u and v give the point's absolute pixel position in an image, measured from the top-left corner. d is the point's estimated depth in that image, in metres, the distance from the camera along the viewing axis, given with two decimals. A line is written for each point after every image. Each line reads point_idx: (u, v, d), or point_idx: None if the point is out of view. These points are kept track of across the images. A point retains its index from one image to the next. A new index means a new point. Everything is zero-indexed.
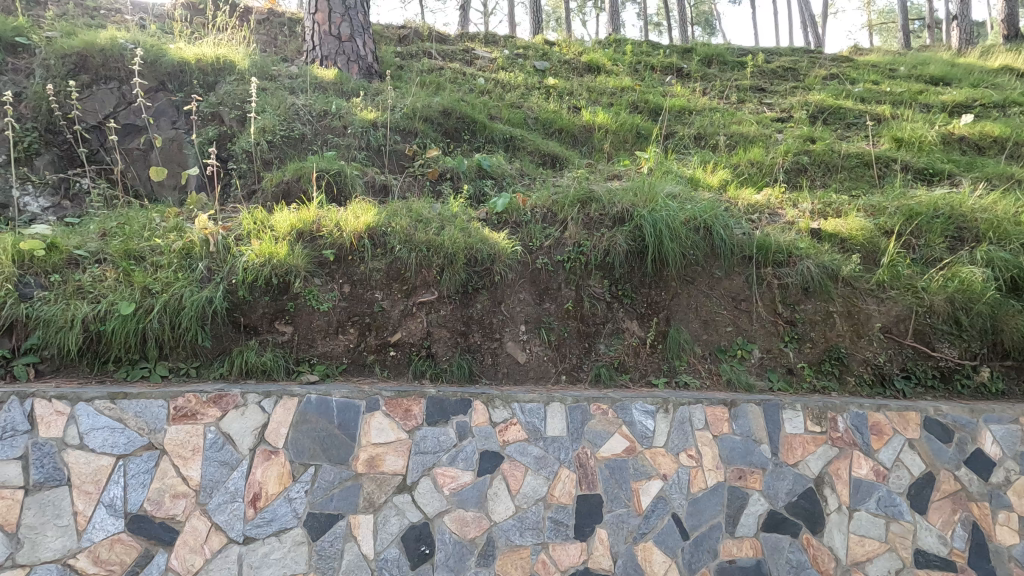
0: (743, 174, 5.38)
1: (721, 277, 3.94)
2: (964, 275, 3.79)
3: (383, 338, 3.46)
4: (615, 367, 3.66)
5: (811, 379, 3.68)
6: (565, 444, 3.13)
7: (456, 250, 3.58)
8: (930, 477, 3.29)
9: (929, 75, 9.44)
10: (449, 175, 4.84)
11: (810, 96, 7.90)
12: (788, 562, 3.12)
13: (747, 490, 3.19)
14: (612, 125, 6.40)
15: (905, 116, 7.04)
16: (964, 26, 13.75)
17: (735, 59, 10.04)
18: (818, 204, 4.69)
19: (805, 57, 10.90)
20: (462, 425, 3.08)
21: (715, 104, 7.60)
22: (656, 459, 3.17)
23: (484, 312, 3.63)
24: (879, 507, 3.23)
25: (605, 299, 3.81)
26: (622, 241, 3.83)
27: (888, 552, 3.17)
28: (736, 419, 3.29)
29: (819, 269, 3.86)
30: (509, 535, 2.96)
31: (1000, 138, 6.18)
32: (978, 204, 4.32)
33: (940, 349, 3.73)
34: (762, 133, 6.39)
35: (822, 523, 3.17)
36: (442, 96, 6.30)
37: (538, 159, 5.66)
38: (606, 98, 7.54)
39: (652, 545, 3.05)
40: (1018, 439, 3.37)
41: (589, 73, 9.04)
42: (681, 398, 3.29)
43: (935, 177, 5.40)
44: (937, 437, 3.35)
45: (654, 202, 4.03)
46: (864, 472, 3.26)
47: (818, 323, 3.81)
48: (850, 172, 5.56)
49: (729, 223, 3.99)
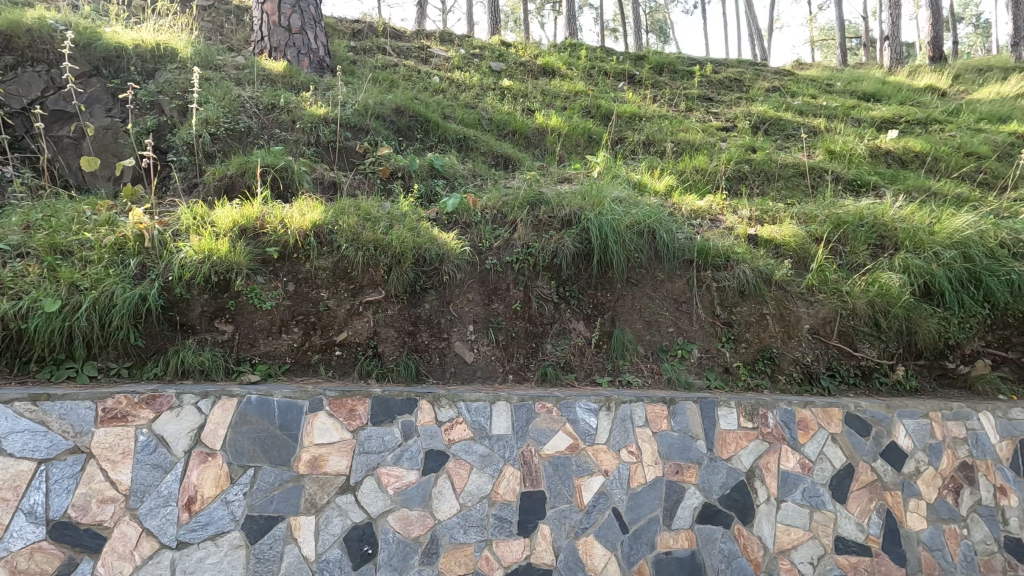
0: (688, 181, 5.59)
1: (664, 280, 4.09)
2: (884, 280, 4.06)
3: (328, 338, 3.43)
4: (561, 367, 3.74)
5: (746, 378, 3.87)
6: (510, 443, 3.18)
7: (404, 249, 3.57)
8: (850, 468, 3.52)
9: (862, 91, 10.03)
10: (401, 173, 4.81)
11: (753, 107, 8.28)
12: (721, 552, 3.27)
13: (684, 484, 3.33)
14: (565, 129, 6.53)
15: (838, 129, 7.47)
16: (895, 47, 14.68)
17: (684, 68, 10.39)
18: (756, 211, 4.94)
19: (751, 69, 11.39)
20: (407, 425, 3.09)
21: (664, 111, 7.86)
22: (597, 456, 3.27)
23: (432, 312, 3.65)
24: (804, 497, 3.43)
25: (552, 300, 3.89)
26: (569, 243, 3.93)
27: (811, 540, 3.37)
28: (675, 416, 3.43)
29: (754, 273, 4.06)
30: (453, 533, 2.98)
31: (921, 153, 6.65)
32: (898, 214, 4.64)
33: (862, 349, 4.00)
34: (707, 141, 6.66)
35: (752, 514, 3.35)
36: (395, 93, 6.26)
37: (491, 160, 5.69)
38: (560, 102, 7.67)
39: (592, 539, 3.13)
40: (927, 432, 3.66)
41: (544, 75, 9.17)
42: (623, 396, 3.40)
43: (862, 188, 5.76)
44: (857, 431, 3.59)
45: (601, 206, 4.15)
46: (791, 464, 3.46)
47: (752, 324, 4.01)
48: (787, 180, 5.87)
49: (671, 228, 4.14)
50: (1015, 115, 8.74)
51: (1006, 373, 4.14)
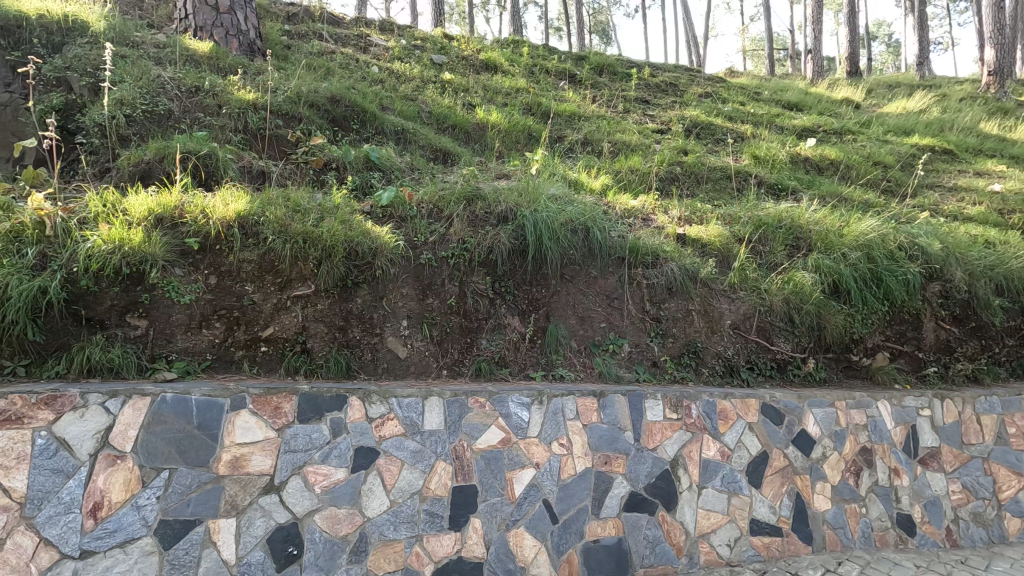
0: (623, 180, 5.76)
1: (597, 276, 4.20)
2: (798, 278, 4.36)
3: (253, 333, 3.30)
4: (495, 362, 3.76)
5: (672, 371, 4.02)
6: (442, 438, 3.18)
7: (335, 242, 3.48)
8: (765, 455, 3.75)
9: (786, 100, 10.64)
10: (335, 165, 4.69)
11: (686, 111, 8.63)
12: (646, 538, 3.40)
13: (612, 474, 3.44)
14: (504, 125, 6.56)
15: (762, 136, 7.90)
16: (817, 59, 15.64)
17: (623, 70, 10.66)
18: (685, 211, 5.16)
19: (686, 74, 11.84)
20: (337, 422, 3.02)
21: (603, 112, 8.05)
22: (529, 449, 3.32)
23: (364, 307, 3.59)
24: (723, 484, 3.63)
25: (487, 295, 3.91)
26: (504, 239, 3.96)
27: (729, 523, 3.58)
28: (604, 409, 3.54)
29: (681, 271, 4.26)
30: (383, 529, 2.96)
31: (835, 161, 7.15)
32: (811, 218, 4.98)
33: (777, 343, 4.27)
34: (642, 142, 6.88)
35: (675, 501, 3.51)
36: (331, 81, 6.08)
37: (430, 153, 5.63)
38: (501, 97, 7.70)
39: (523, 531, 3.18)
40: (833, 420, 3.95)
41: (486, 70, 9.15)
42: (555, 390, 3.48)
43: (782, 192, 6.13)
44: (772, 420, 3.83)
45: (537, 203, 4.21)
46: (712, 453, 3.65)
47: (679, 320, 4.20)
48: (715, 183, 6.15)
49: (604, 227, 4.27)
50: (917, 128, 9.54)
51: (903, 364, 4.48)
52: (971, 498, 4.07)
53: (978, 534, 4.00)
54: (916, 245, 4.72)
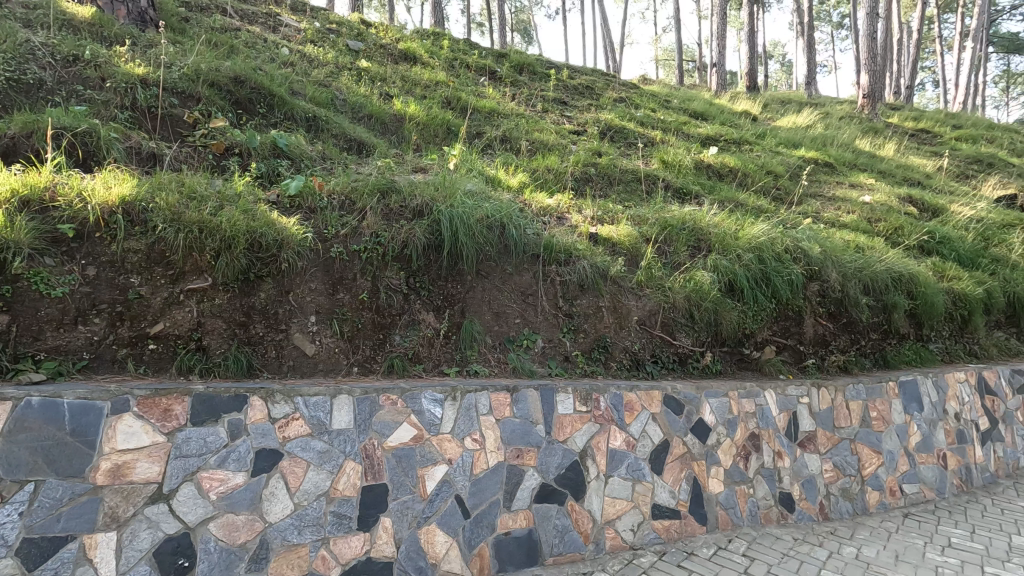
0: (539, 179, 5.87)
1: (512, 273, 4.25)
2: (698, 277, 4.66)
3: (138, 330, 3.03)
4: (408, 358, 3.71)
5: (583, 365, 4.17)
6: (351, 437, 3.09)
7: (235, 233, 3.27)
8: (666, 443, 3.98)
9: (693, 109, 11.31)
10: (238, 150, 4.41)
11: (601, 115, 8.94)
12: (555, 528, 3.51)
13: (523, 467, 3.51)
14: (422, 118, 6.47)
15: (670, 142, 8.36)
16: (721, 73, 16.73)
17: (542, 70, 10.86)
18: (598, 211, 5.36)
19: (602, 78, 12.26)
20: (235, 424, 2.84)
21: (521, 110, 8.16)
22: (441, 446, 3.31)
23: (268, 301, 3.40)
24: (627, 472, 3.81)
25: (401, 291, 3.84)
26: (419, 234, 3.90)
27: (632, 509, 3.77)
28: (517, 403, 3.60)
29: (592, 268, 4.42)
30: (286, 534, 2.83)
31: (734, 168, 7.70)
32: (710, 222, 5.35)
33: (679, 338, 4.54)
34: (559, 142, 7.04)
35: (583, 490, 3.64)
36: (235, 60, 5.71)
37: (343, 143, 5.42)
38: (419, 90, 7.59)
39: (434, 528, 3.17)
40: (727, 409, 4.26)
41: (405, 60, 8.97)
42: (468, 386, 3.49)
43: (687, 196, 6.52)
44: (673, 410, 4.07)
45: (453, 198, 4.19)
46: (618, 443, 3.82)
47: (590, 316, 4.35)
48: (626, 185, 6.43)
49: (520, 224, 4.33)
50: (804, 142, 10.49)
51: (787, 357, 4.91)
52: (841, 476, 4.55)
53: (846, 507, 4.48)
54: (799, 248, 5.20)
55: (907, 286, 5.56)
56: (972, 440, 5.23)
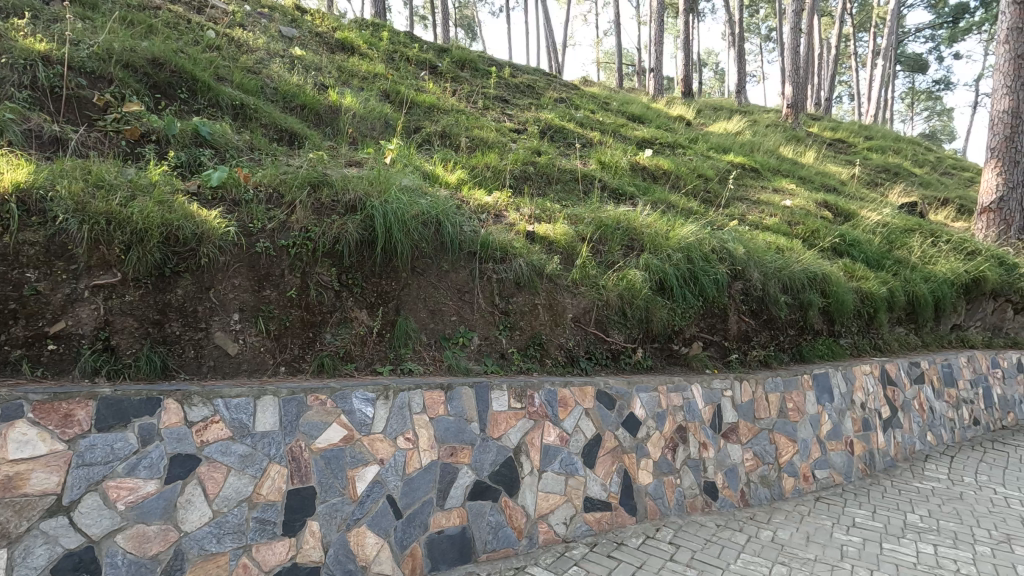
0: (478, 176, 5.88)
1: (448, 270, 4.23)
2: (631, 276, 4.81)
3: (36, 329, 2.79)
4: (339, 357, 3.61)
5: (518, 362, 4.20)
6: (276, 439, 2.98)
7: (148, 225, 3.10)
8: (598, 438, 4.08)
9: (631, 112, 11.62)
10: (155, 136, 4.14)
11: (542, 114, 9.03)
12: (488, 524, 3.52)
13: (457, 465, 3.50)
14: (359, 110, 6.31)
15: (608, 143, 8.56)
16: (658, 78, 17.28)
17: (484, 67, 10.84)
18: (535, 210, 5.42)
19: (544, 78, 12.38)
20: (146, 429, 2.67)
21: (462, 106, 8.11)
22: (373, 446, 3.25)
23: (186, 298, 3.22)
24: (561, 467, 3.88)
25: (332, 288, 3.74)
26: (352, 229, 3.80)
27: (565, 503, 3.84)
28: (451, 401, 3.58)
29: (528, 267, 4.46)
30: (203, 543, 2.70)
31: (668, 171, 7.99)
32: (643, 223, 5.54)
33: (612, 335, 4.66)
34: (499, 140, 7.06)
35: (517, 486, 3.68)
36: (153, 41, 5.36)
37: (273, 133, 5.20)
38: (356, 81, 7.41)
39: (364, 530, 3.11)
40: (656, 403, 4.42)
41: (342, 50, 8.71)
42: (401, 385, 3.43)
43: (622, 197, 6.70)
44: (605, 405, 4.18)
45: (387, 194, 4.10)
46: (552, 438, 3.88)
47: (526, 314, 4.39)
48: (564, 184, 6.53)
49: (457, 221, 4.30)
50: (733, 148, 11.02)
51: (713, 352, 5.15)
52: (760, 464, 4.82)
53: (764, 493, 4.75)
54: (725, 249, 5.46)
55: (821, 285, 5.96)
56: (875, 428, 5.68)
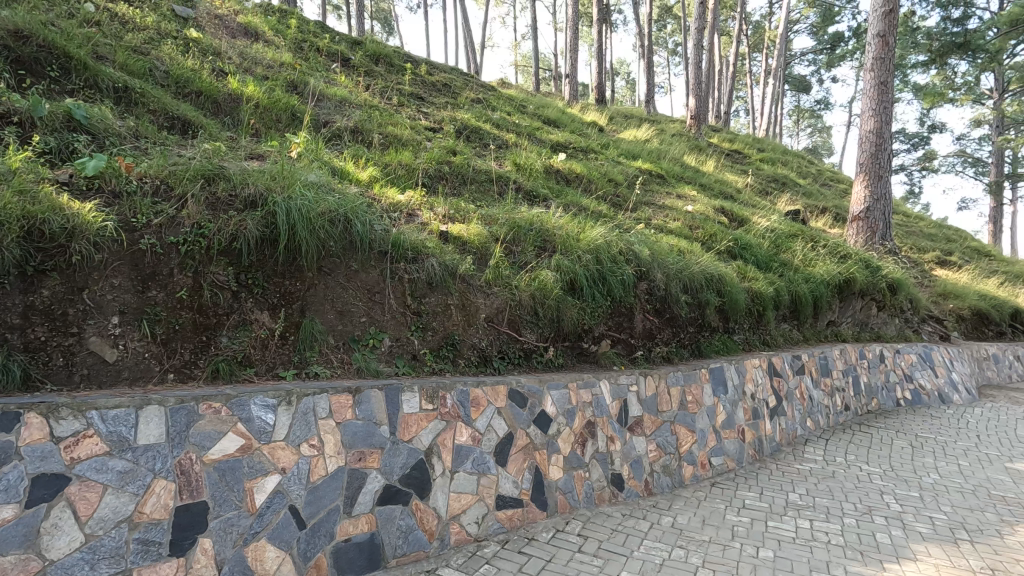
0: (391, 174, 5.77)
1: (358, 270, 4.10)
2: (542, 277, 4.91)
3: None
4: (237, 361, 3.39)
5: (431, 363, 4.17)
6: (162, 452, 2.74)
7: (6, 218, 2.80)
8: (510, 436, 4.13)
9: (546, 116, 11.89)
10: (17, 118, 3.70)
11: (458, 114, 9.01)
12: (399, 529, 3.46)
13: (366, 469, 3.42)
14: (263, 100, 5.98)
15: (523, 145, 8.71)
16: (573, 84, 17.78)
17: (399, 63, 10.64)
18: (449, 210, 5.40)
19: (461, 77, 12.36)
20: (2, 448, 2.38)
21: (375, 102, 7.91)
22: (274, 454, 3.09)
23: (53, 300, 2.91)
24: (473, 466, 3.89)
25: (229, 288, 3.51)
26: (252, 226, 3.58)
27: (478, 502, 3.86)
28: (360, 405, 3.48)
29: (441, 267, 4.44)
30: (74, 571, 2.45)
31: (580, 175, 8.27)
32: (555, 224, 5.70)
33: (524, 334, 4.74)
34: (414, 138, 6.96)
35: (428, 488, 3.64)
36: (17, 10, 4.77)
37: (163, 120, 4.80)
38: (260, 70, 7.01)
39: (264, 543, 2.96)
40: (566, 400, 4.54)
41: (245, 36, 8.21)
42: (306, 389, 3.29)
43: (536, 198, 6.83)
44: (517, 404, 4.24)
45: (292, 189, 3.92)
46: (464, 439, 3.88)
47: (438, 314, 4.37)
48: (479, 184, 6.56)
49: (367, 220, 4.18)
50: (641, 154, 11.58)
51: (620, 349, 5.38)
52: (662, 454, 5.10)
53: (666, 482, 5.03)
54: (631, 251, 5.73)
55: (717, 285, 6.42)
56: (763, 416, 6.20)
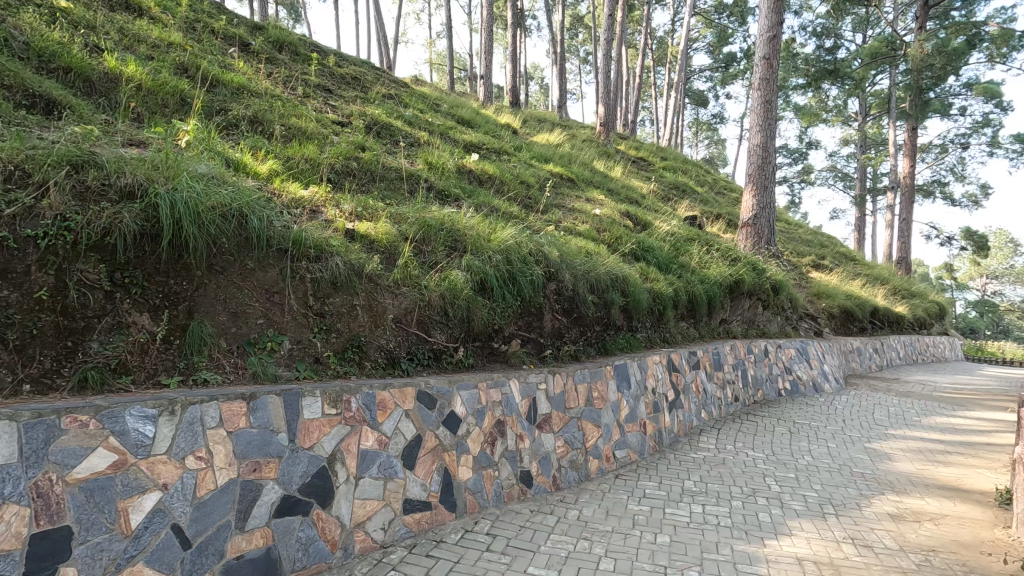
0: (293, 168, 5.49)
1: (254, 269, 3.85)
2: (452, 277, 4.88)
3: None
4: (111, 369, 3.07)
5: (335, 366, 4.00)
6: (14, 474, 2.41)
7: None
8: (418, 438, 4.06)
9: (460, 116, 11.85)
10: None
11: (368, 108, 8.75)
12: (297, 541, 3.30)
13: (261, 481, 3.22)
14: (147, 82, 5.46)
15: (435, 143, 8.62)
16: (487, 85, 17.88)
17: (306, 52, 10.15)
18: (356, 207, 5.23)
19: (372, 72, 12.02)
20: None
21: (277, 91, 7.49)
22: (154, 470, 2.82)
23: None
24: (379, 471, 3.79)
25: (101, 287, 3.16)
26: (128, 219, 3.25)
27: (384, 508, 3.76)
28: (254, 412, 3.27)
29: (346, 266, 4.27)
30: None
31: (492, 176, 8.32)
32: (466, 224, 5.70)
33: (434, 335, 4.68)
34: (319, 131, 6.67)
35: (330, 497, 3.50)
36: None
37: (21, 98, 4.24)
38: (144, 48, 6.40)
39: (141, 567, 2.70)
40: (476, 399, 4.54)
41: (126, 10, 7.46)
42: (192, 397, 3.04)
43: (448, 198, 6.78)
44: (425, 405, 4.17)
45: (177, 180, 3.60)
46: (369, 443, 3.77)
47: (343, 315, 4.21)
48: (389, 182, 6.41)
49: (265, 215, 3.94)
50: (552, 158, 11.88)
51: (529, 348, 5.48)
52: (570, 450, 5.25)
53: (573, 476, 5.19)
54: (541, 252, 5.84)
55: (622, 286, 6.71)
56: (663, 409, 6.57)
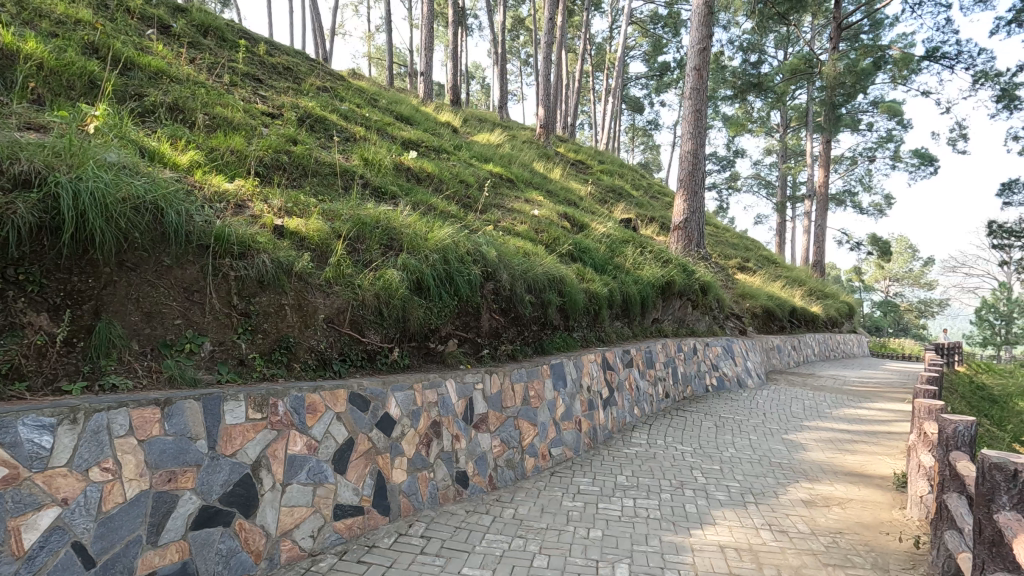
0: (217, 160, 5.20)
1: (171, 266, 3.61)
2: (387, 276, 4.77)
3: None
4: (3, 374, 2.80)
5: (261, 368, 3.82)
6: None
7: None
8: (350, 441, 3.95)
9: (399, 112, 11.65)
10: None
11: (301, 100, 8.43)
12: (218, 553, 3.13)
13: (177, 491, 3.02)
14: (49, 62, 5.00)
15: (372, 139, 8.42)
16: (428, 82, 17.66)
17: (233, 39, 9.65)
18: (286, 203, 5.02)
19: (306, 62, 11.59)
20: None
21: (201, 78, 7.07)
22: (51, 484, 2.59)
23: None
24: (308, 477, 3.65)
25: None
26: (24, 210, 2.96)
27: (313, 515, 3.63)
28: (170, 418, 3.06)
29: (274, 264, 4.09)
30: None
31: (431, 174, 8.23)
32: (402, 223, 5.59)
33: (367, 335, 4.57)
34: (247, 122, 6.35)
35: (255, 505, 3.33)
36: None
37: None
38: (46, 24, 5.87)
39: None
40: (412, 400, 4.47)
41: None
42: (98, 404, 2.81)
43: (385, 195, 6.64)
44: (358, 408, 4.06)
45: (83, 169, 3.31)
46: (298, 448, 3.62)
47: (270, 315, 4.02)
48: (322, 177, 6.20)
49: (184, 209, 3.70)
50: (492, 158, 11.89)
51: (466, 348, 5.45)
52: (506, 449, 5.27)
53: (509, 475, 5.22)
54: (479, 252, 5.81)
55: (559, 286, 6.81)
56: (598, 406, 6.72)
